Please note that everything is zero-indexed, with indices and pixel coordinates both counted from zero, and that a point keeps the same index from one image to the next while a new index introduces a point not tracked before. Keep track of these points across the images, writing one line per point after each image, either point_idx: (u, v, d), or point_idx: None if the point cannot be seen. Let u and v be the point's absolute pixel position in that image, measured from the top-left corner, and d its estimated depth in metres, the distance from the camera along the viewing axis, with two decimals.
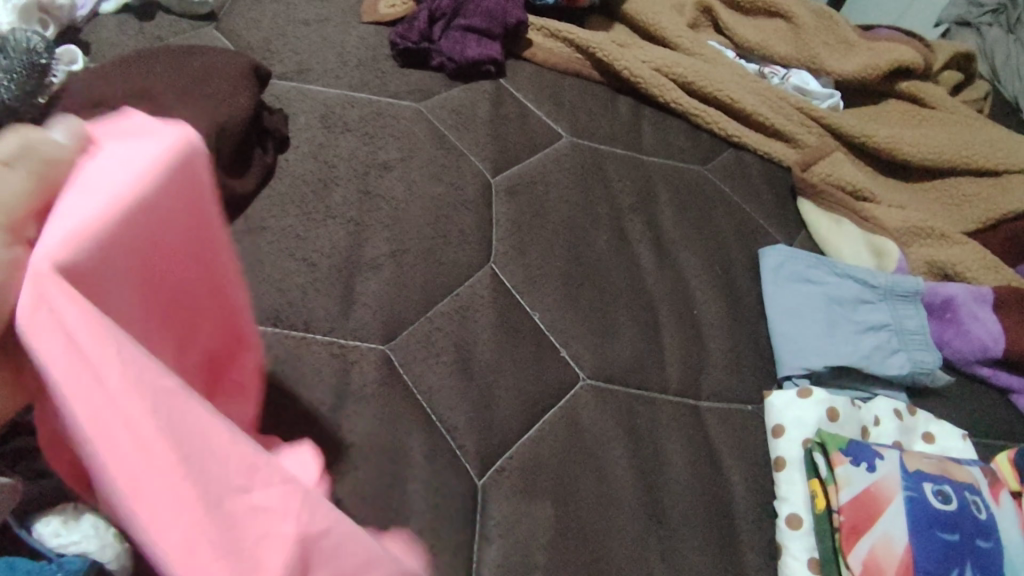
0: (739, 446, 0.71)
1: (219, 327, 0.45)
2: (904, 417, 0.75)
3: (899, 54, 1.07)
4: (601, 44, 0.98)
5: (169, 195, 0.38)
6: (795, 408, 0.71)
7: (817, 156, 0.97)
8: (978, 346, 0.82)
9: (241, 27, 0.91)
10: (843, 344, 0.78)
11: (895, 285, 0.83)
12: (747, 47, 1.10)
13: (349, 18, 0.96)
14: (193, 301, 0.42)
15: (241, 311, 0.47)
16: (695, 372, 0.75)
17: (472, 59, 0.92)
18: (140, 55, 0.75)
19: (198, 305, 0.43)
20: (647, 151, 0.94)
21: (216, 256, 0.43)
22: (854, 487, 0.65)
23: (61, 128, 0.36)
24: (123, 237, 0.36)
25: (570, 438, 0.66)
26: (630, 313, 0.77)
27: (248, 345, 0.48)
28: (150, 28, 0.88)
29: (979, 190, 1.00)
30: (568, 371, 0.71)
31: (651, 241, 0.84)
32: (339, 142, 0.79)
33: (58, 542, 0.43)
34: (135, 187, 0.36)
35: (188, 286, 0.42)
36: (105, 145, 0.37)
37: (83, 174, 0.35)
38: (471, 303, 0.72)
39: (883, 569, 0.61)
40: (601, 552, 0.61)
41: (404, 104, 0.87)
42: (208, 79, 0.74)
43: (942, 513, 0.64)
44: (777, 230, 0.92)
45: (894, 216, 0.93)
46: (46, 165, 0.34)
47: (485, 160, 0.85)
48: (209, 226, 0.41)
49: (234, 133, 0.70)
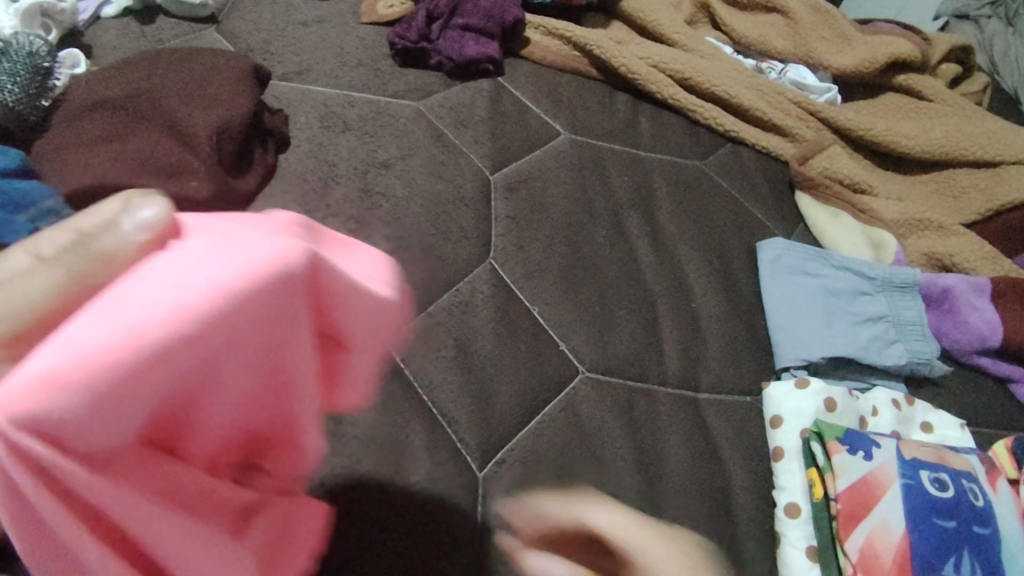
0: (737, 438, 0.72)
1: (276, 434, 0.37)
2: (902, 407, 0.76)
3: (897, 47, 1.07)
4: (599, 41, 0.99)
5: (222, 328, 0.30)
6: (793, 399, 0.72)
7: (814, 150, 0.98)
8: (975, 336, 0.82)
9: (241, 29, 0.92)
10: (841, 335, 0.78)
11: (892, 276, 0.84)
12: (745, 42, 1.11)
13: (348, 19, 0.97)
14: (243, 415, 0.35)
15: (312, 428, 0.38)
16: (694, 365, 0.75)
17: (470, 58, 0.93)
18: (142, 59, 0.76)
19: (250, 419, 0.35)
20: (645, 147, 0.94)
21: (285, 380, 0.35)
22: (851, 475, 0.65)
23: (140, 213, 0.30)
24: (144, 379, 0.28)
25: (570, 431, 0.67)
26: (629, 307, 0.77)
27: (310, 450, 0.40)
28: (151, 31, 0.90)
29: (978, 181, 1.00)
30: (568, 366, 0.71)
31: (649, 236, 0.84)
32: (339, 142, 0.80)
33: None
34: (176, 319, 0.28)
35: (235, 407, 0.34)
36: (188, 244, 0.30)
37: (123, 284, 0.28)
38: (471, 298, 0.72)
39: (881, 556, 0.62)
40: None
41: (404, 104, 0.88)
42: (209, 80, 0.75)
43: (939, 500, 0.65)
44: (776, 224, 0.92)
45: (893, 208, 0.94)
46: (89, 261, 0.28)
47: (484, 157, 0.85)
48: (276, 355, 0.33)
49: (235, 133, 0.72)
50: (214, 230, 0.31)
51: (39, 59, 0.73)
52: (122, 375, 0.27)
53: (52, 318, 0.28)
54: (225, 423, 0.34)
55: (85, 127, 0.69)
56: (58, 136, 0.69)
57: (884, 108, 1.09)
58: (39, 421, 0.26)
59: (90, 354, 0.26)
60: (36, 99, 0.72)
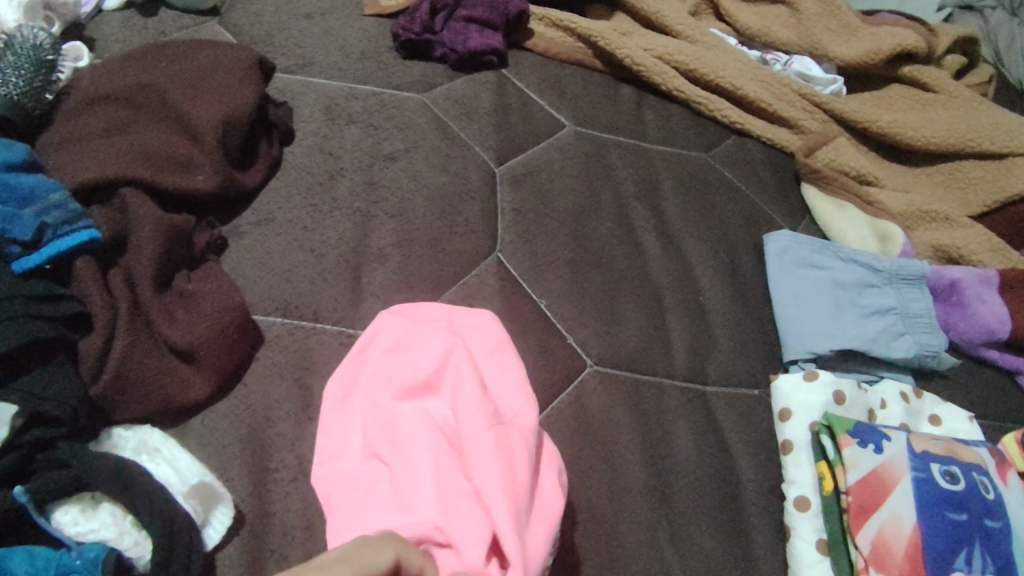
0: (747, 429, 0.72)
1: (432, 448, 0.57)
2: (910, 400, 0.76)
3: (902, 38, 1.05)
4: (602, 32, 0.97)
5: (427, 380, 0.62)
6: (803, 392, 0.71)
7: (820, 142, 0.97)
8: (985, 329, 0.82)
9: (243, 21, 0.91)
10: (849, 328, 0.78)
11: (901, 268, 0.83)
12: (749, 33, 1.10)
13: (350, 11, 0.96)
14: (418, 401, 0.61)
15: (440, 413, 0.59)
16: (702, 358, 0.75)
17: (474, 50, 0.92)
18: (145, 52, 0.78)
19: (430, 399, 0.61)
20: (650, 138, 0.94)
21: (428, 401, 0.60)
22: (861, 468, 0.65)
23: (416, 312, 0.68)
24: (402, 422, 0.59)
25: (578, 423, 0.67)
26: (637, 300, 0.77)
27: (431, 446, 0.57)
28: (153, 24, 0.89)
29: (985, 173, 0.99)
30: (575, 359, 0.71)
31: (656, 229, 0.84)
32: (343, 134, 0.81)
33: (76, 530, 0.53)
34: (419, 377, 0.62)
35: (415, 395, 0.61)
36: (427, 306, 0.69)
37: (398, 365, 0.63)
38: (478, 292, 0.73)
39: (891, 549, 0.62)
40: (609, 535, 0.62)
41: (407, 96, 0.88)
42: (215, 72, 0.77)
43: (950, 493, 0.65)
44: (781, 216, 0.92)
45: (899, 199, 0.93)
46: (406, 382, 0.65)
47: (488, 149, 0.85)
48: (445, 375, 0.62)
49: (242, 125, 0.75)
50: (449, 309, 0.69)
51: (42, 52, 0.72)
52: (386, 412, 0.60)
53: (408, 390, 0.61)
54: (429, 454, 0.56)
55: (88, 119, 0.71)
56: (62, 128, 0.70)
57: (891, 99, 1.08)
58: (385, 413, 0.60)
59: (405, 392, 0.61)
60: (40, 93, 0.71)
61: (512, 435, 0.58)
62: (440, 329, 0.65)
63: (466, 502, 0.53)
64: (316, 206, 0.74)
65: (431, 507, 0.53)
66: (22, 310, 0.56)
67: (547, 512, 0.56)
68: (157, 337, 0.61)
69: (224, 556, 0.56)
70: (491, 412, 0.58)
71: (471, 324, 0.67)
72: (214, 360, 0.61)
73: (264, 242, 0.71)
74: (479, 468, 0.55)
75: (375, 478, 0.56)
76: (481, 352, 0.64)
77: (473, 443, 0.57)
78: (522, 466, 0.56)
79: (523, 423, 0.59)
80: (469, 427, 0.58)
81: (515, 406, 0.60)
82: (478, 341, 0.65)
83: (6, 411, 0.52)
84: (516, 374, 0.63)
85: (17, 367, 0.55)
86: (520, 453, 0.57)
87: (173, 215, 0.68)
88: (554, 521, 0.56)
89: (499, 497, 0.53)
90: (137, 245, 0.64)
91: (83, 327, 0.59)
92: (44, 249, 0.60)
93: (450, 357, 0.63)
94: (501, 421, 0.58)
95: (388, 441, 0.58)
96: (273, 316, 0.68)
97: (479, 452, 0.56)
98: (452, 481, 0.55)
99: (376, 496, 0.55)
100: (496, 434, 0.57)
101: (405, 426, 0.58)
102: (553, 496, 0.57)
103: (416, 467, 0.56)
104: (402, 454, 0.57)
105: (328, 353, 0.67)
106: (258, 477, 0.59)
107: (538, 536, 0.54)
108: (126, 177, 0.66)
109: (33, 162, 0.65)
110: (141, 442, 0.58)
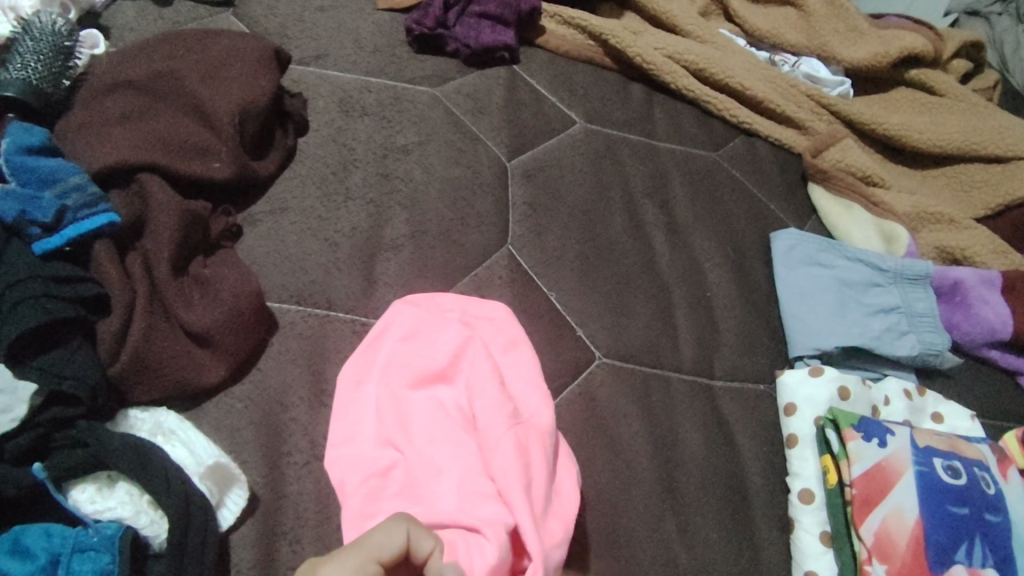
0: (752, 423, 0.73)
1: (450, 441, 0.57)
2: (913, 398, 0.77)
3: (910, 42, 1.07)
4: (613, 30, 0.98)
5: (442, 373, 0.63)
6: (808, 387, 0.72)
7: (827, 143, 0.98)
8: (987, 329, 0.83)
9: (258, 13, 0.92)
10: (854, 326, 0.79)
11: (905, 268, 0.84)
12: (758, 35, 1.11)
13: (364, 5, 0.97)
14: (433, 392, 0.62)
15: (457, 407, 0.60)
16: (709, 352, 0.76)
17: (486, 45, 0.93)
18: (162, 41, 0.79)
19: (446, 391, 0.62)
20: (659, 136, 0.95)
21: (444, 394, 0.61)
22: (865, 462, 0.66)
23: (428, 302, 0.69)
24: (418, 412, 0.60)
25: (586, 414, 0.68)
26: (645, 294, 0.78)
27: (449, 440, 0.58)
28: (169, 15, 0.90)
29: (989, 177, 1.00)
30: (584, 351, 0.72)
31: (664, 225, 0.85)
32: (358, 127, 0.82)
33: (93, 508, 0.54)
34: (434, 369, 0.63)
35: (429, 386, 0.62)
36: (441, 297, 0.70)
37: (413, 355, 0.64)
38: (490, 283, 0.74)
39: (894, 541, 0.62)
40: (616, 525, 0.63)
41: (421, 90, 0.89)
42: (232, 62, 0.78)
43: (952, 487, 0.66)
44: (788, 214, 0.93)
45: (905, 201, 0.94)
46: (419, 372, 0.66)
47: (500, 144, 0.86)
48: (460, 369, 0.63)
49: (258, 115, 0.75)
50: (462, 301, 0.70)
51: (60, 38, 0.73)
52: (402, 400, 0.61)
53: (423, 380, 0.62)
54: (447, 446, 0.57)
55: (105, 105, 0.72)
56: (79, 114, 0.71)
57: (897, 102, 1.09)
58: (400, 401, 0.61)
59: (420, 382, 0.62)
60: (59, 78, 0.72)
61: (530, 435, 0.59)
62: (456, 323, 0.66)
63: (488, 498, 0.54)
64: (330, 196, 0.75)
65: (451, 499, 0.54)
66: (42, 291, 0.57)
67: (563, 515, 0.57)
68: (173, 320, 0.62)
69: (238, 536, 0.57)
70: (509, 410, 0.59)
71: (484, 319, 0.68)
72: (228, 345, 0.62)
73: (278, 231, 0.72)
74: (500, 465, 0.56)
75: (392, 467, 0.57)
76: (496, 347, 0.65)
77: (493, 440, 0.57)
78: (540, 465, 0.57)
79: (539, 422, 0.60)
80: (487, 423, 0.58)
81: (532, 405, 0.61)
82: (493, 337, 0.66)
83: (26, 389, 0.54)
84: (531, 372, 0.64)
85: (39, 344, 0.57)
86: (537, 453, 0.58)
87: (189, 201, 0.69)
88: (569, 523, 0.57)
89: (521, 494, 0.54)
90: (156, 230, 0.65)
91: (103, 310, 0.61)
92: (63, 232, 0.61)
93: (466, 352, 0.64)
94: (519, 419, 0.59)
95: (405, 431, 0.59)
96: (288, 303, 0.68)
97: (499, 449, 0.57)
98: (472, 478, 0.55)
99: (393, 486, 0.56)
100: (515, 433, 0.58)
101: (422, 419, 0.59)
102: (570, 498, 0.58)
103: (434, 460, 0.56)
104: (420, 445, 0.58)
105: (341, 340, 0.67)
106: (271, 460, 0.60)
107: (555, 536, 0.55)
108: (144, 162, 0.67)
109: (51, 147, 0.66)
110: (158, 422, 0.59)
